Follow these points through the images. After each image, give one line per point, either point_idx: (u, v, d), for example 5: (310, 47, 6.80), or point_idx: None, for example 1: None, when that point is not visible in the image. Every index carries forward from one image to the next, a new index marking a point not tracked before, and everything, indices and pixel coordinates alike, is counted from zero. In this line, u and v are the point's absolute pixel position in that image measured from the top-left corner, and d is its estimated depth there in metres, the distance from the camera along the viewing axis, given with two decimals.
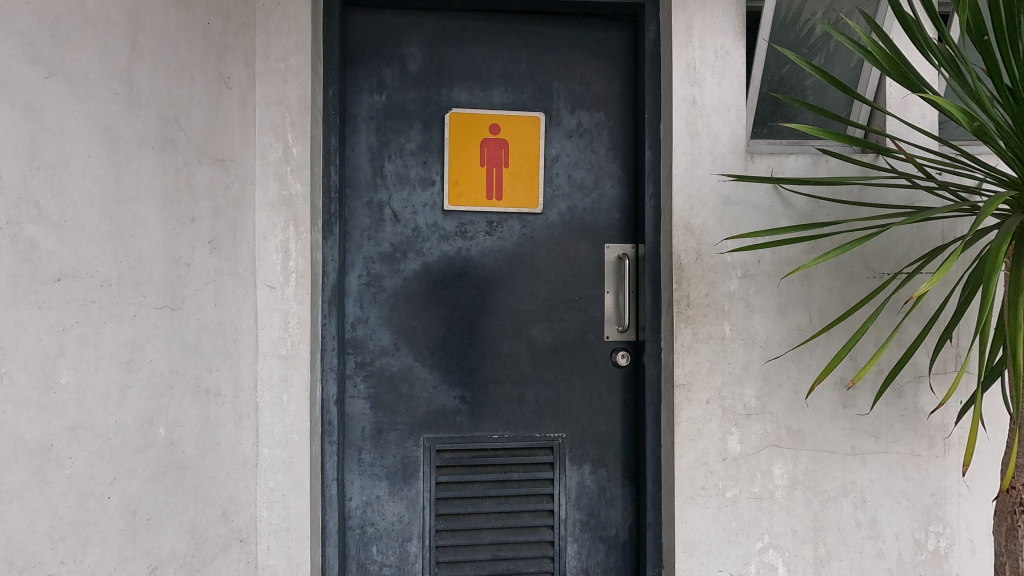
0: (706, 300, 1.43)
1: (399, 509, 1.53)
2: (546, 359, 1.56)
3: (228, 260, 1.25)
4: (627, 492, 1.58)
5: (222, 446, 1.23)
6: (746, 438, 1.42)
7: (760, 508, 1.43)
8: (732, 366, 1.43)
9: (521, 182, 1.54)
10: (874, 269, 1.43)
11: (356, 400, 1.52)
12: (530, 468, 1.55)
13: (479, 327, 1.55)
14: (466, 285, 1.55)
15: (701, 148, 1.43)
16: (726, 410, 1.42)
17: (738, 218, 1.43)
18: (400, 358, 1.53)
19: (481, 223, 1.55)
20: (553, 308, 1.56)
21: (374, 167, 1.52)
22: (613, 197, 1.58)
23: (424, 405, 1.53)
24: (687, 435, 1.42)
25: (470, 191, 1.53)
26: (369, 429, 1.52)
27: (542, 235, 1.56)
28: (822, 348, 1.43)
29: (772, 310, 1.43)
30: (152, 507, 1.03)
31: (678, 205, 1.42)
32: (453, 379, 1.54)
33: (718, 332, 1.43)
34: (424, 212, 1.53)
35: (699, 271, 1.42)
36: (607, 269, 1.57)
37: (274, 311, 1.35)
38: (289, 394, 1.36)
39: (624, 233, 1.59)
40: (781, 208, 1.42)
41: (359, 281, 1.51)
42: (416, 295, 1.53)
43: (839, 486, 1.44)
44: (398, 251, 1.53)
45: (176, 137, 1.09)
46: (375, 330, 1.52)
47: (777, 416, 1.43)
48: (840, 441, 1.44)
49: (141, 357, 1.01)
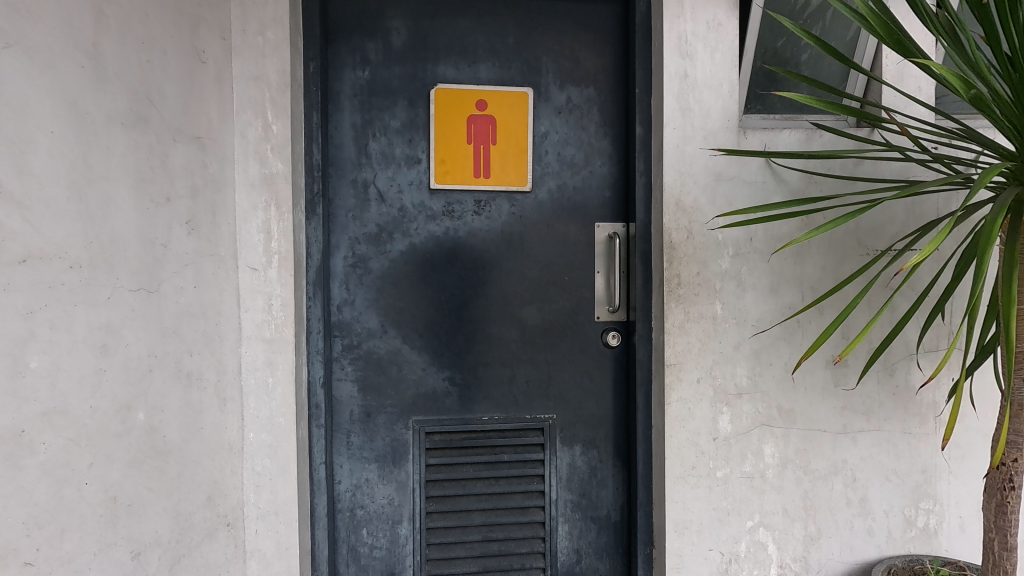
0: (698, 279, 1.40)
1: (389, 491, 1.52)
2: (536, 341, 1.55)
3: (208, 242, 1.21)
4: (617, 472, 1.58)
5: (205, 432, 1.21)
6: (737, 418, 1.41)
7: (751, 488, 1.42)
8: (723, 346, 1.41)
9: (509, 159, 1.51)
10: (867, 246, 1.41)
11: (343, 383, 1.50)
12: (521, 449, 1.54)
13: (468, 309, 1.53)
14: (455, 266, 1.52)
15: (693, 123, 1.38)
16: (718, 390, 1.41)
17: (730, 196, 1.40)
18: (387, 341, 1.51)
19: (469, 202, 1.52)
20: (542, 289, 1.54)
21: (358, 145, 1.48)
22: (603, 175, 1.56)
23: (414, 388, 1.52)
24: (678, 416, 1.40)
25: (457, 169, 1.50)
26: (358, 412, 1.50)
27: (531, 215, 1.54)
28: (814, 326, 1.42)
29: (764, 288, 1.41)
30: (133, 493, 1.01)
31: (670, 181, 1.39)
32: (443, 361, 1.52)
33: (709, 311, 1.40)
34: (410, 192, 1.50)
35: (691, 249, 1.39)
36: (598, 249, 1.55)
37: (258, 293, 1.32)
38: (274, 377, 1.33)
39: (615, 212, 1.56)
40: (773, 184, 1.40)
41: (344, 263, 1.48)
42: (403, 277, 1.51)
43: (830, 465, 1.43)
44: (384, 232, 1.50)
45: (149, 114, 1.05)
46: (362, 313, 1.49)
47: (768, 395, 1.42)
48: (832, 419, 1.43)
49: (117, 341, 0.98)
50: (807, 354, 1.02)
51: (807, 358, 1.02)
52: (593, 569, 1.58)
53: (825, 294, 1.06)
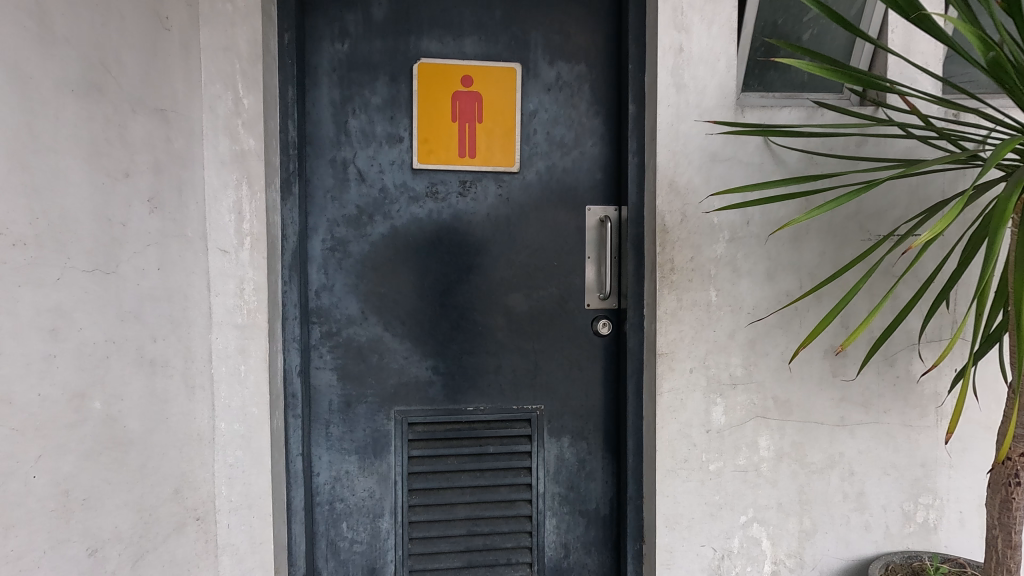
0: (692, 264, 1.33)
1: (370, 484, 1.46)
2: (523, 328, 1.49)
3: (172, 221, 1.14)
4: (607, 464, 1.53)
5: (171, 423, 1.15)
6: (731, 409, 1.36)
7: (744, 481, 1.37)
8: (717, 334, 1.35)
9: (496, 138, 1.44)
10: (868, 231, 1.35)
11: (322, 371, 1.44)
12: (507, 441, 1.49)
13: (453, 295, 1.47)
14: (439, 250, 1.46)
15: (688, 100, 1.31)
16: (711, 380, 1.35)
17: (726, 177, 1.33)
18: (368, 328, 1.44)
19: (454, 183, 1.45)
20: (529, 275, 1.48)
21: (337, 122, 1.41)
22: (594, 156, 1.49)
23: (395, 377, 1.46)
24: (669, 407, 1.34)
25: (441, 148, 1.43)
26: (337, 402, 1.44)
27: (519, 197, 1.47)
28: (812, 315, 1.36)
29: (760, 274, 1.34)
30: (89, 487, 0.95)
31: (663, 161, 1.32)
32: (426, 350, 1.46)
33: (704, 298, 1.34)
34: (392, 172, 1.43)
35: (685, 233, 1.33)
36: (588, 233, 1.49)
37: (229, 277, 1.25)
38: (246, 365, 1.26)
39: (606, 195, 1.50)
40: (772, 165, 1.33)
41: (322, 246, 1.42)
42: (384, 261, 1.44)
43: (826, 458, 1.38)
44: (364, 214, 1.43)
45: (104, 82, 0.98)
46: (341, 299, 1.43)
47: (763, 385, 1.36)
48: (829, 411, 1.38)
49: (68, 325, 0.92)
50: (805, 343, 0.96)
51: (804, 347, 0.96)
52: (581, 564, 1.53)
53: (824, 280, 1.00)
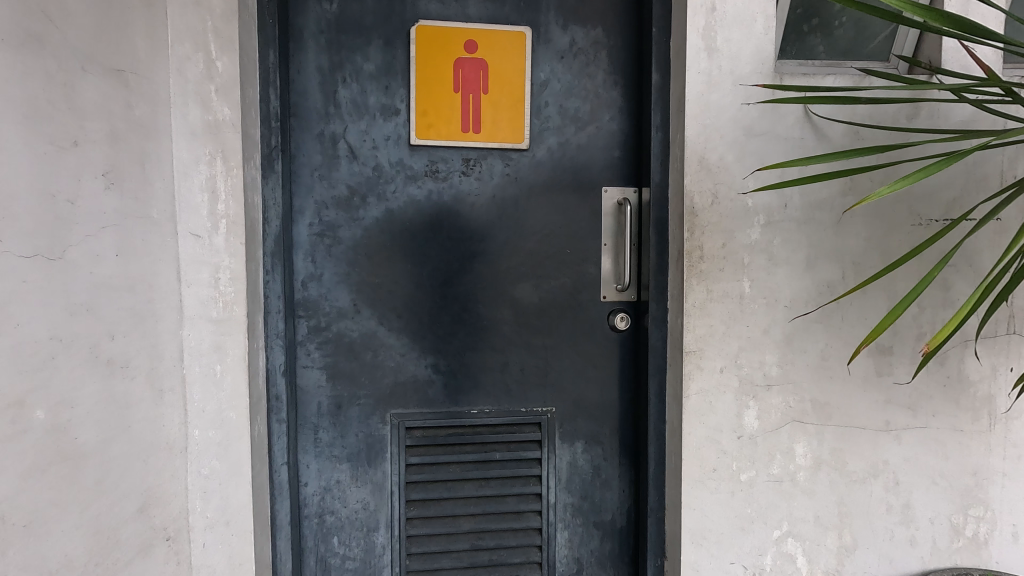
0: (723, 251, 1.19)
1: (363, 495, 1.33)
2: (532, 323, 1.35)
3: (133, 200, 0.99)
4: (624, 472, 1.40)
5: (135, 431, 1.00)
6: (765, 413, 1.22)
7: (779, 493, 1.24)
8: (751, 330, 1.21)
9: (502, 111, 1.30)
10: (919, 216, 1.21)
11: (309, 370, 1.29)
12: (515, 447, 1.35)
13: (455, 286, 1.32)
14: (440, 237, 1.32)
15: (720, 66, 1.17)
16: (744, 381, 1.21)
17: (762, 153, 1.18)
18: (361, 322, 1.30)
19: (456, 161, 1.31)
20: (540, 264, 1.34)
21: (325, 92, 1.25)
22: (611, 131, 1.34)
23: (391, 376, 1.32)
24: (697, 410, 1.21)
25: (441, 122, 1.28)
26: (327, 404, 1.30)
27: (528, 177, 1.33)
28: (855, 309, 1.22)
29: (799, 263, 1.20)
30: (32, 511, 0.80)
31: (692, 135, 1.17)
32: (425, 347, 1.32)
33: (736, 290, 1.20)
34: (387, 148, 1.28)
35: (715, 217, 1.19)
36: (605, 218, 1.35)
37: (202, 264, 1.10)
38: (223, 365, 1.12)
39: (624, 175, 1.35)
40: (814, 140, 1.19)
41: (309, 231, 1.27)
42: (378, 249, 1.30)
43: (869, 467, 1.25)
44: (355, 195, 1.28)
45: (46, 32, 0.82)
46: (331, 290, 1.28)
47: (801, 387, 1.23)
48: (873, 415, 1.24)
49: (6, 321, 0.76)
50: (860, 347, 0.86)
51: (858, 351, 0.87)
52: None
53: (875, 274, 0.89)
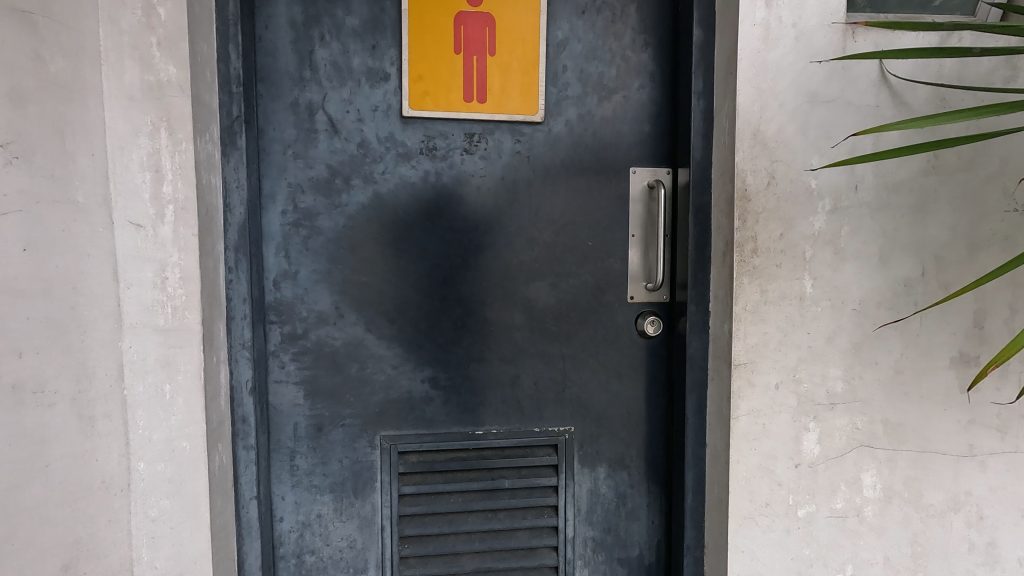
0: (781, 244, 0.99)
1: (349, 531, 1.13)
2: (547, 328, 1.15)
3: (48, 180, 0.80)
4: (653, 500, 1.20)
5: (55, 466, 0.81)
6: (828, 437, 1.03)
7: (842, 530, 1.04)
8: (813, 338, 1.01)
9: (513, 76, 1.09)
10: (1016, 200, 1.00)
11: (283, 387, 1.09)
12: (527, 473, 1.15)
13: (456, 285, 1.12)
14: (438, 228, 1.11)
15: (779, 18, 0.96)
16: (803, 399, 1.02)
17: (828, 124, 0.98)
18: (345, 329, 1.09)
19: (458, 136, 1.10)
20: (556, 259, 1.14)
21: (299, 52, 1.04)
22: (641, 102, 1.14)
23: (381, 393, 1.11)
24: (747, 434, 1.01)
25: (440, 90, 1.07)
26: (305, 426, 1.10)
27: (543, 156, 1.12)
28: (937, 312, 1.01)
29: (871, 258, 1.00)
30: None
31: (745, 102, 0.96)
32: (421, 357, 1.12)
33: (795, 290, 1.00)
34: (374, 120, 1.07)
35: (772, 202, 0.98)
36: (633, 205, 1.15)
37: (145, 261, 0.89)
38: (173, 385, 0.91)
39: (656, 154, 1.15)
40: (891, 108, 0.98)
41: (282, 220, 1.06)
42: (365, 241, 1.09)
43: (949, 499, 1.05)
44: (337, 177, 1.07)
45: None
46: (308, 290, 1.08)
47: (870, 406, 1.03)
48: (955, 439, 1.04)
49: None
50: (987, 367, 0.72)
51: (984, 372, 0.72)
52: None
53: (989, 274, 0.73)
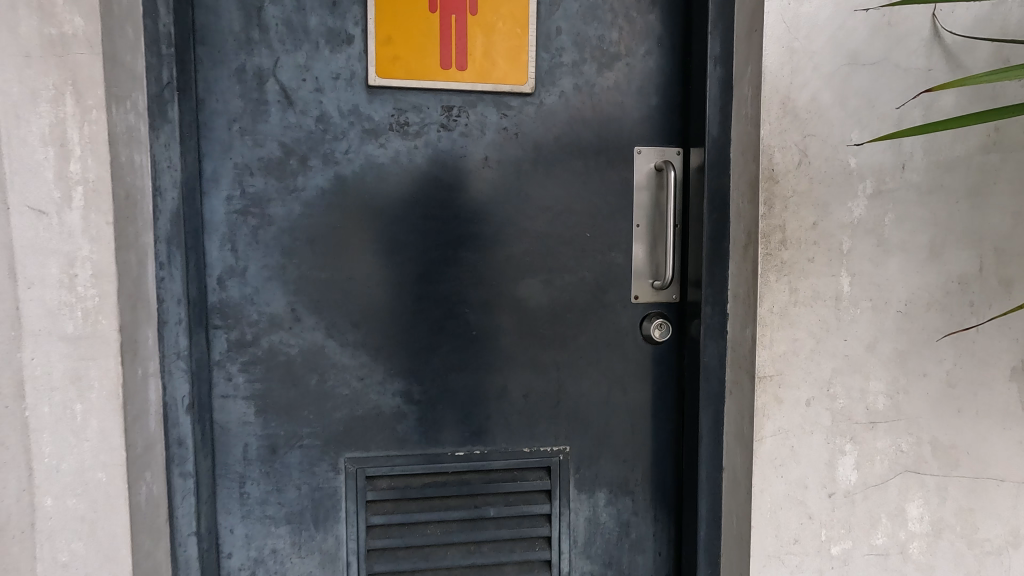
0: (813, 234, 0.84)
1: (309, 568, 0.97)
2: (538, 333, 0.99)
3: None
4: (661, 530, 1.05)
5: None
6: (867, 462, 0.87)
7: (883, 570, 0.89)
8: (850, 346, 0.86)
9: (499, 39, 0.93)
10: None
11: (230, 402, 0.93)
12: (515, 500, 1.00)
13: (433, 284, 0.97)
14: (412, 217, 0.95)
15: None
16: (838, 417, 0.86)
17: (870, 92, 0.82)
18: (303, 334, 0.94)
19: (434, 109, 0.94)
20: (549, 253, 0.99)
21: (245, 9, 0.88)
22: (647, 70, 0.98)
23: (346, 408, 0.96)
24: (773, 459, 0.86)
25: (413, 55, 0.91)
26: (257, 448, 0.95)
27: (533, 133, 0.97)
28: (998, 314, 0.86)
29: (919, 250, 0.85)
30: None
31: (772, 64, 0.81)
32: (393, 367, 0.96)
33: (830, 289, 0.85)
34: (335, 90, 0.91)
35: (804, 183, 0.83)
36: (638, 190, 0.99)
37: (47, 254, 0.72)
38: (85, 405, 0.75)
39: (664, 132, 0.99)
40: (946, 73, 0.83)
41: (227, 208, 0.90)
42: (326, 232, 0.93)
43: (1008, 533, 0.90)
44: (292, 157, 0.91)
45: None
46: (259, 290, 0.92)
47: (917, 424, 0.87)
48: (1016, 463, 0.89)
49: None
50: None
51: None
52: None
53: None
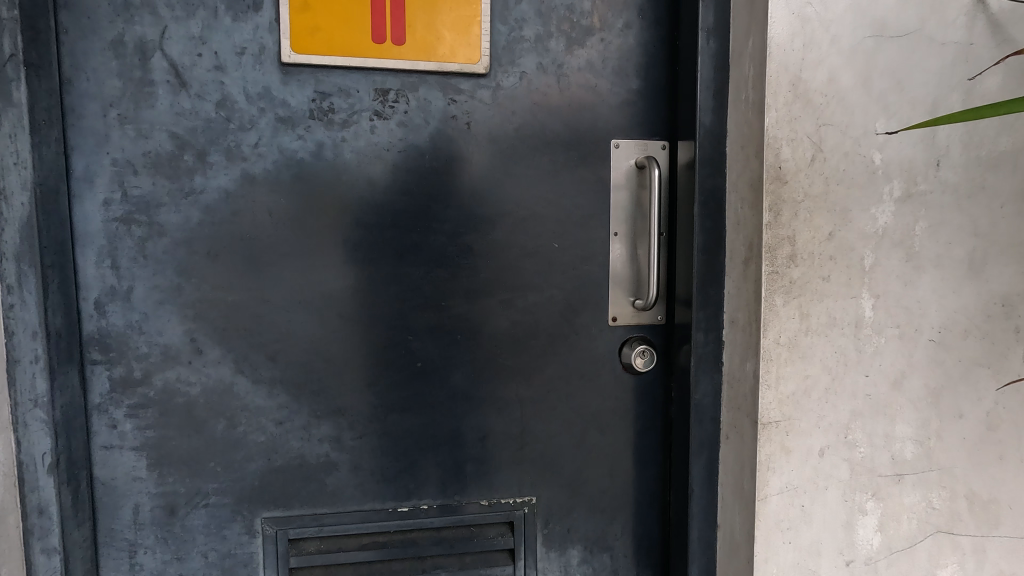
0: (829, 247, 0.68)
1: None
2: (498, 364, 0.83)
3: None
4: None
5: None
6: (892, 521, 0.72)
7: None
8: (873, 383, 0.70)
9: (446, 7, 0.76)
10: None
11: (115, 454, 0.76)
12: (472, 563, 0.83)
13: (370, 306, 0.79)
14: (342, 225, 0.78)
15: None
16: (858, 469, 0.71)
17: (899, 71, 0.67)
18: (206, 370, 0.76)
19: (366, 92, 0.77)
20: (510, 267, 0.82)
21: None
22: (626, 47, 0.82)
23: (262, 459, 0.79)
24: (780, 521, 0.70)
25: (337, 25, 0.74)
26: (151, 509, 0.77)
27: (489, 122, 0.80)
28: None
29: (958, 266, 0.69)
30: None
31: (780, 35, 0.65)
32: (321, 408, 0.79)
33: (849, 314, 0.69)
34: (240, 68, 0.74)
35: (817, 185, 0.67)
36: (617, 192, 0.83)
37: None
38: None
39: (647, 122, 0.83)
40: (992, 48, 0.67)
41: (105, 215, 0.73)
42: (234, 244, 0.75)
43: None
44: (186, 152, 0.74)
45: None
46: (149, 317, 0.75)
47: (953, 477, 0.72)
48: None
49: None
50: None
51: None
52: None
53: None
